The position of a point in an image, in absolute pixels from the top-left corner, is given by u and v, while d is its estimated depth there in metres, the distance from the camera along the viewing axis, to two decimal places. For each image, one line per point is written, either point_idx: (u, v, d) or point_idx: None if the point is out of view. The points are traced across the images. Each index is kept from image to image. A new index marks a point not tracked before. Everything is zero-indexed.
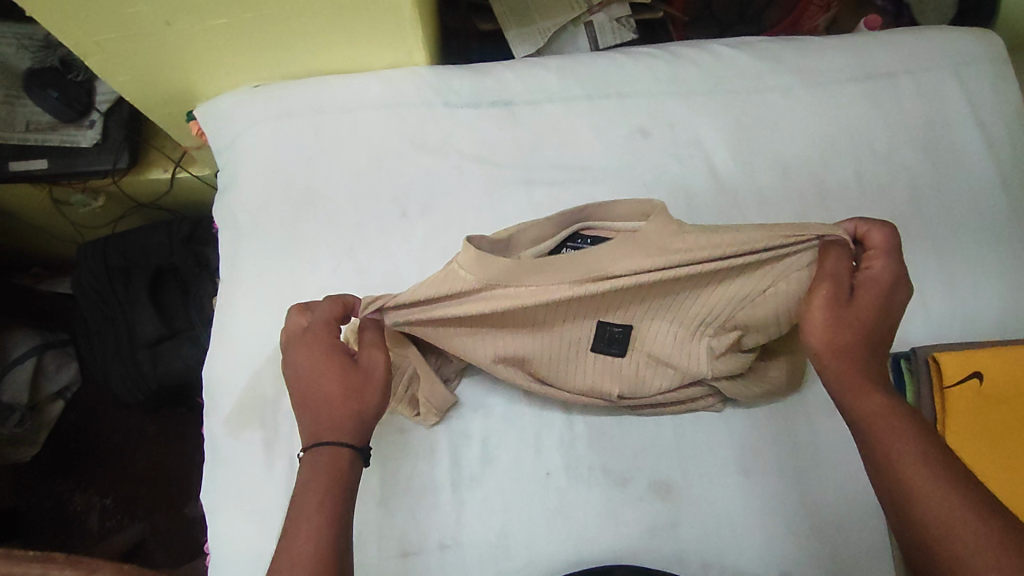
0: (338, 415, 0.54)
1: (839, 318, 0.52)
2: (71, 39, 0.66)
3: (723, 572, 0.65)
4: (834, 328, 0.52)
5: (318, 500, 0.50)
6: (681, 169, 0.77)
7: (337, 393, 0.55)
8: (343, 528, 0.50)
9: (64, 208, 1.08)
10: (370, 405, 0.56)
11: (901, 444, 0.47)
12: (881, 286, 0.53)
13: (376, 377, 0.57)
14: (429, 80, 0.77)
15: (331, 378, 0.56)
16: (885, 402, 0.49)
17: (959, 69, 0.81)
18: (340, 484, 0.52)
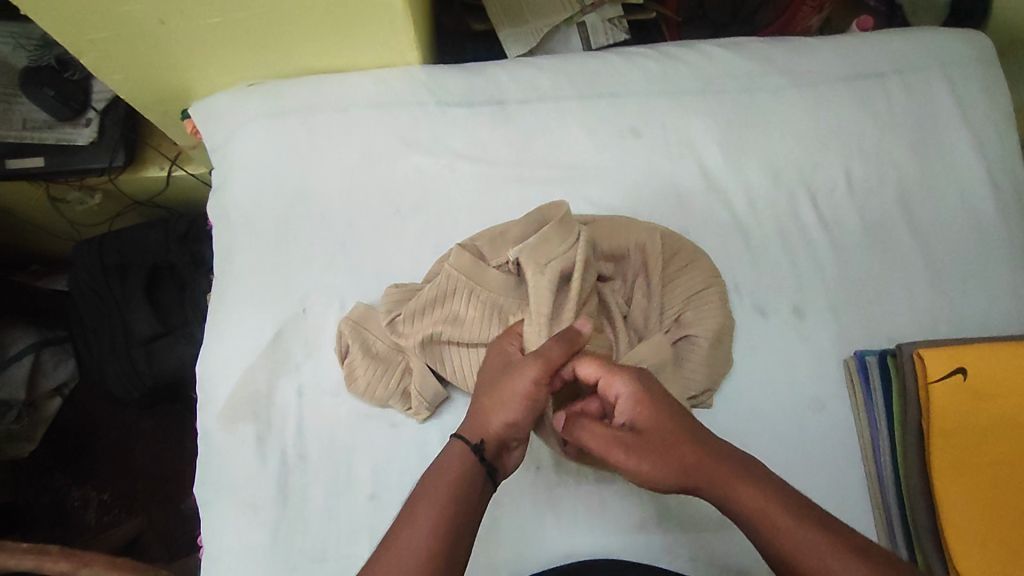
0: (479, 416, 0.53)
1: (652, 461, 0.49)
2: (66, 38, 0.67)
3: (709, 565, 0.65)
4: (659, 464, 0.49)
5: (444, 489, 0.48)
6: (672, 167, 0.77)
7: (486, 393, 0.54)
8: (451, 556, 0.45)
9: (61, 206, 1.09)
10: (501, 418, 0.52)
11: (811, 560, 0.43)
12: (638, 406, 0.51)
13: (519, 391, 0.52)
14: (422, 79, 0.78)
15: (497, 377, 0.55)
16: (757, 490, 0.46)
17: (948, 70, 0.81)
18: (466, 480, 0.48)
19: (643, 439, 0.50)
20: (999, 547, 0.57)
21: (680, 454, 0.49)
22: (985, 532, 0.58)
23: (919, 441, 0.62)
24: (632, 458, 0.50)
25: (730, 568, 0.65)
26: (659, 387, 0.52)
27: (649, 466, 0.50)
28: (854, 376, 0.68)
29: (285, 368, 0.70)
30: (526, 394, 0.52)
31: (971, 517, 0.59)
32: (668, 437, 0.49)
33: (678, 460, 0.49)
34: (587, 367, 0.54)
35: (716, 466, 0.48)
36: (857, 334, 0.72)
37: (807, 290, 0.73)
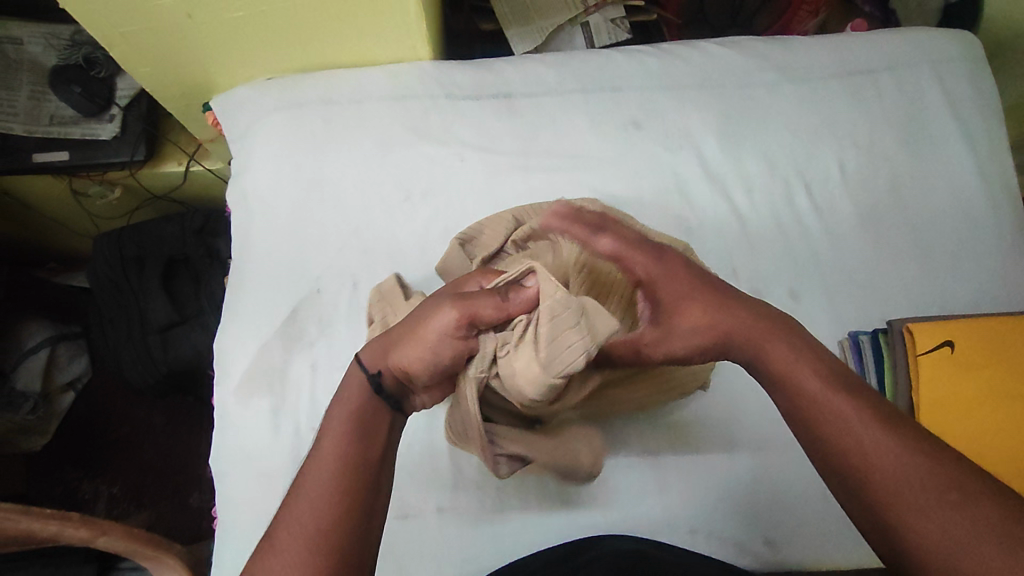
0: (388, 341, 0.51)
1: (671, 325, 0.54)
2: (99, 31, 0.71)
3: (709, 536, 0.68)
4: (684, 338, 0.53)
5: (343, 419, 0.48)
6: (672, 157, 0.81)
7: (404, 327, 0.50)
8: (367, 463, 0.46)
9: (81, 200, 1.12)
10: (403, 351, 0.49)
11: (821, 401, 0.47)
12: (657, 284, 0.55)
13: (426, 331, 0.48)
14: (433, 73, 0.82)
15: (418, 312, 0.51)
16: (791, 353, 0.50)
17: (937, 67, 0.85)
18: (365, 409, 0.49)
19: (670, 309, 0.54)
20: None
21: (707, 315, 0.53)
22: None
23: (909, 414, 0.65)
24: (658, 330, 0.54)
25: (727, 539, 0.68)
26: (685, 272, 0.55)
27: (666, 332, 0.54)
28: (849, 354, 0.70)
29: (299, 345, 0.73)
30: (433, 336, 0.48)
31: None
32: (691, 305, 0.53)
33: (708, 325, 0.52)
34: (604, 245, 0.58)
35: (748, 322, 0.52)
36: (849, 316, 0.74)
37: (802, 274, 0.76)
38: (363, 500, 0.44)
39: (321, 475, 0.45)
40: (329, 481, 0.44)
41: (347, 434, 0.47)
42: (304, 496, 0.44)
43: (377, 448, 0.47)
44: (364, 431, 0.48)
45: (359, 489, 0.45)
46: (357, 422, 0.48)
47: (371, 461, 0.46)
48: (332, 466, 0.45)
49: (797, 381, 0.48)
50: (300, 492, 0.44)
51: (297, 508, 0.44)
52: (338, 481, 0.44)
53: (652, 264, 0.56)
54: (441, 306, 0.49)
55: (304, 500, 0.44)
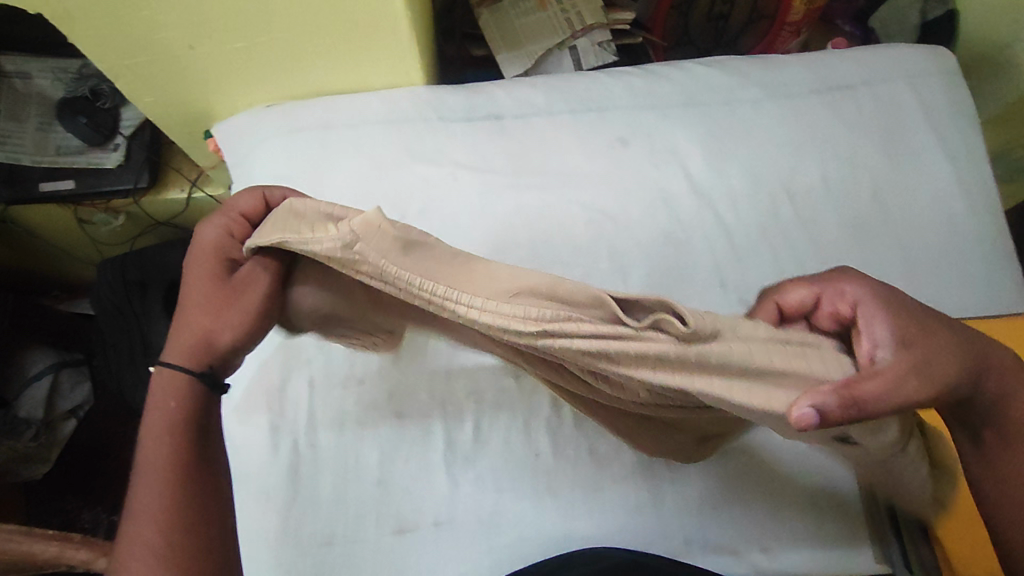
0: (200, 340, 0.54)
1: (932, 354, 0.48)
2: (104, 63, 0.74)
3: (705, 546, 0.68)
4: (942, 359, 0.49)
5: (161, 437, 0.51)
6: (659, 173, 0.83)
7: (189, 317, 0.55)
8: (193, 461, 0.51)
9: (86, 227, 1.15)
10: (226, 336, 0.54)
11: None
12: (889, 310, 0.49)
13: (236, 317, 0.54)
14: (425, 97, 0.85)
15: (201, 297, 0.55)
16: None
17: (914, 82, 0.88)
18: (179, 416, 0.52)
19: (909, 341, 0.48)
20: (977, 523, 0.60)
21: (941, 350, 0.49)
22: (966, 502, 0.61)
23: None
24: (916, 353, 0.47)
25: (724, 548, 0.68)
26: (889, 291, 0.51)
27: (921, 350, 0.48)
28: None
29: (297, 363, 0.73)
30: (251, 301, 0.54)
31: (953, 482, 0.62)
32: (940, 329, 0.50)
33: (955, 361, 0.50)
34: (796, 291, 0.53)
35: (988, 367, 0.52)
36: None
37: None
38: (196, 505, 0.50)
39: (150, 494, 0.49)
40: (159, 502, 0.49)
41: (171, 445, 0.51)
42: (141, 525, 0.49)
43: (206, 446, 0.53)
44: (192, 437, 0.52)
45: (196, 493, 0.50)
46: (184, 429, 0.52)
47: (199, 468, 0.51)
48: (161, 476, 0.50)
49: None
50: (137, 515, 0.49)
51: (139, 524, 0.49)
52: (165, 496, 0.49)
53: (867, 290, 0.50)
54: (238, 281, 0.54)
55: (140, 522, 0.49)
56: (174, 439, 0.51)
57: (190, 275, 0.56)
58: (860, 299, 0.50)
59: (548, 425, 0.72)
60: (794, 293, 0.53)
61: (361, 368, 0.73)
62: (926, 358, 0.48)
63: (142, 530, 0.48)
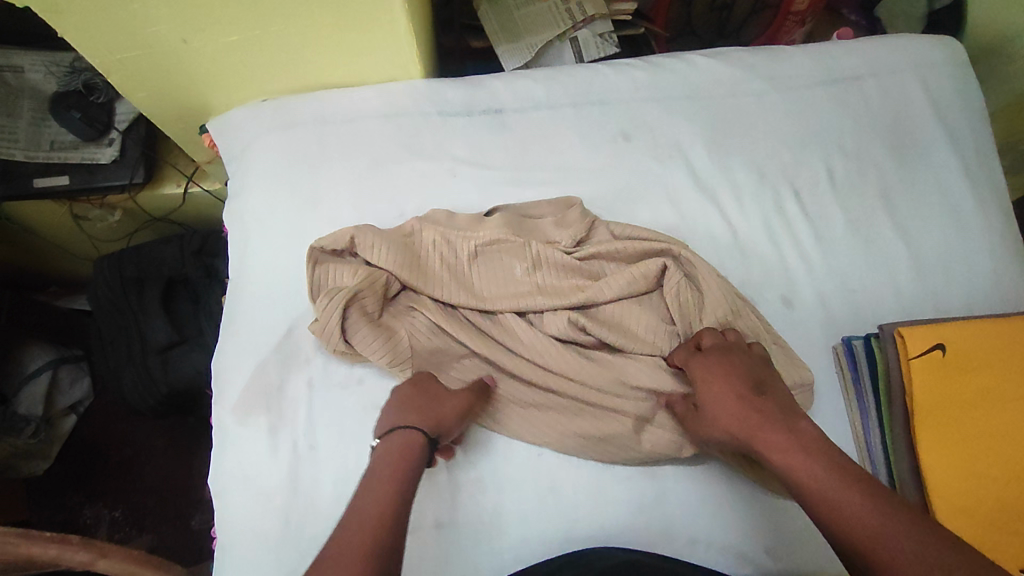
0: (432, 417, 0.63)
1: (716, 411, 0.62)
2: (95, 57, 0.73)
3: (709, 546, 0.67)
4: (721, 420, 0.62)
5: (391, 472, 0.57)
6: (662, 168, 0.81)
7: (423, 400, 0.65)
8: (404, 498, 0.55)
9: (82, 223, 1.14)
10: (453, 420, 0.64)
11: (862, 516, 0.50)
12: (711, 371, 0.65)
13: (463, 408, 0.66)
14: (424, 91, 0.83)
15: (433, 391, 0.66)
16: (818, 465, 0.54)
17: (922, 73, 0.86)
18: (410, 461, 0.59)
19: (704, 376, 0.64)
20: (972, 518, 0.62)
21: (727, 396, 0.62)
22: (962, 498, 0.63)
23: (906, 417, 0.67)
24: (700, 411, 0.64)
25: (727, 549, 0.67)
26: (733, 358, 0.65)
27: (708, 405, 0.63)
28: (843, 360, 0.73)
29: (296, 363, 0.73)
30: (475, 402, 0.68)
31: (948, 479, 0.63)
32: (728, 390, 0.63)
33: (741, 406, 0.61)
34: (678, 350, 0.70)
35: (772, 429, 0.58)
36: (844, 322, 0.75)
37: (794, 281, 0.77)
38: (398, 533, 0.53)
39: (372, 504, 0.54)
40: (375, 516, 0.53)
41: (398, 478, 0.57)
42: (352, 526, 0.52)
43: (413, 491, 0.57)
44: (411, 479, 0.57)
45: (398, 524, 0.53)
46: (398, 488, 0.56)
47: (400, 527, 0.53)
48: (370, 525, 0.52)
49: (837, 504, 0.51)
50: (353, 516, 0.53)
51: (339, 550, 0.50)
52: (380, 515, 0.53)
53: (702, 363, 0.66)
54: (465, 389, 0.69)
55: (351, 523, 0.52)
56: (402, 473, 0.57)
57: (420, 380, 0.67)
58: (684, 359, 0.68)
59: None
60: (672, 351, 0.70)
61: (360, 368, 0.73)
62: (714, 395, 0.63)
63: (351, 526, 0.52)
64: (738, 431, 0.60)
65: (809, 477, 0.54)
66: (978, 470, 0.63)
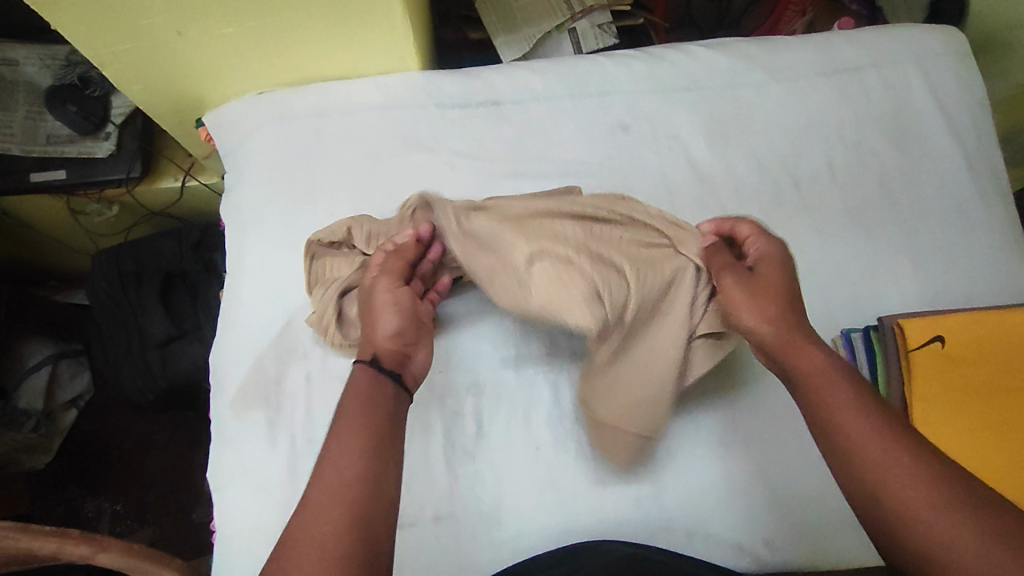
0: (368, 342, 0.59)
1: (757, 296, 0.58)
2: (90, 50, 0.72)
3: (706, 538, 0.68)
4: (755, 303, 0.58)
5: (358, 425, 0.51)
6: (661, 160, 0.81)
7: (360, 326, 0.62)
8: (382, 451, 0.50)
9: (80, 218, 1.13)
10: (384, 325, 0.60)
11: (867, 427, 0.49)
12: (766, 259, 0.61)
13: (386, 306, 0.62)
14: (421, 83, 0.82)
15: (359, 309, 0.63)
16: (820, 364, 0.53)
17: (923, 63, 0.85)
18: (373, 403, 0.53)
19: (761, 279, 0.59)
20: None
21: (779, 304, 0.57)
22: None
23: (903, 410, 0.67)
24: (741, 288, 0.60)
25: (725, 541, 0.67)
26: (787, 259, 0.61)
27: (749, 293, 0.59)
28: (843, 353, 0.70)
29: (293, 357, 0.73)
30: (393, 292, 0.63)
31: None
32: (774, 280, 0.59)
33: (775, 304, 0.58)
34: (746, 226, 0.64)
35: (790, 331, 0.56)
36: (843, 314, 0.75)
37: (794, 273, 0.76)
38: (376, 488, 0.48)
39: (345, 462, 0.48)
40: (354, 479, 0.47)
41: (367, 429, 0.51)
42: (329, 492, 0.47)
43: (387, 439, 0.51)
44: (381, 425, 0.52)
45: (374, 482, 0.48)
46: (381, 440, 0.51)
47: (381, 484, 0.48)
48: (348, 482, 0.47)
49: (834, 415, 0.50)
50: (328, 474, 0.48)
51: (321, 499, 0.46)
52: (358, 475, 0.48)
53: (765, 246, 0.62)
54: (377, 282, 0.64)
55: (330, 483, 0.47)
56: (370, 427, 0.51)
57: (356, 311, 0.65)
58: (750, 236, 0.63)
59: (547, 417, 0.71)
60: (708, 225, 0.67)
61: None
62: (757, 282, 0.59)
63: (330, 488, 0.47)
64: (770, 323, 0.57)
65: (831, 383, 0.52)
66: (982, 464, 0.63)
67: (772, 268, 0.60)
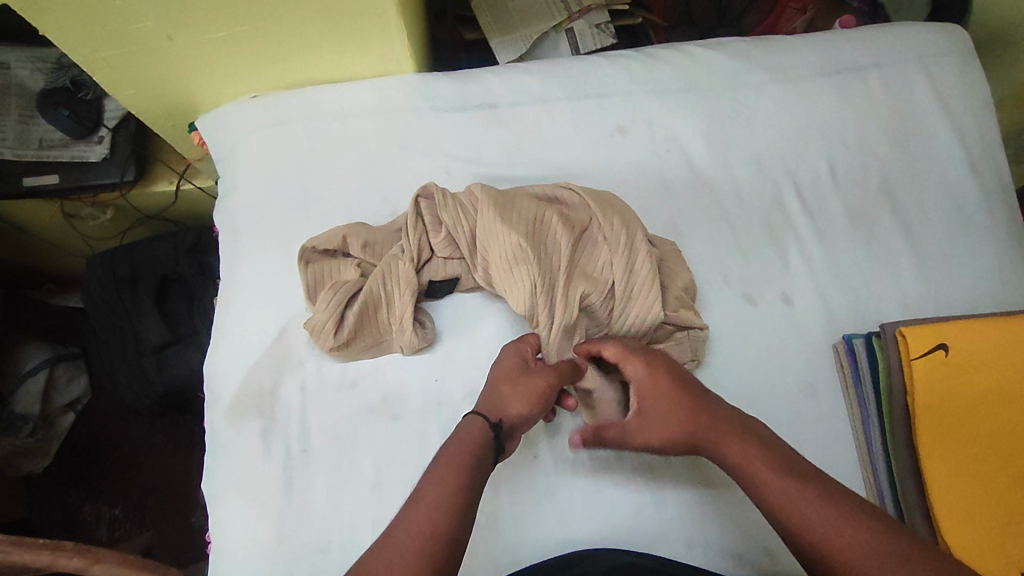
0: (495, 405, 0.59)
1: (648, 431, 0.61)
2: (80, 55, 0.71)
3: (707, 548, 0.67)
4: (651, 436, 0.61)
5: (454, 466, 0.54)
6: (660, 163, 0.80)
7: (497, 380, 0.61)
8: (467, 496, 0.52)
9: (74, 221, 1.12)
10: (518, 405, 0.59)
11: (792, 500, 0.52)
12: (647, 385, 0.61)
13: (536, 390, 0.60)
14: (416, 86, 0.81)
15: (506, 370, 0.61)
16: (742, 445, 0.57)
17: (926, 63, 0.84)
18: (474, 450, 0.56)
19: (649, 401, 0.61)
20: (977, 526, 0.62)
21: (675, 417, 0.60)
22: (963, 505, 0.62)
23: (906, 417, 0.66)
24: (637, 422, 0.62)
25: (724, 550, 0.67)
26: (667, 370, 0.62)
27: (644, 421, 0.61)
28: (844, 360, 0.71)
29: (288, 365, 0.72)
30: (553, 381, 0.60)
31: (949, 486, 0.63)
32: (665, 406, 0.60)
33: (669, 429, 0.60)
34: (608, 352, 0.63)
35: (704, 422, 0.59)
36: (844, 319, 0.74)
37: (795, 277, 0.75)
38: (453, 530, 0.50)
39: (437, 489, 0.52)
40: (442, 509, 0.51)
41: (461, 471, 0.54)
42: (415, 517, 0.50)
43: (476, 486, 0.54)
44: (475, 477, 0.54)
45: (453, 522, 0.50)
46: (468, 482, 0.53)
47: (459, 527, 0.51)
48: (427, 508, 0.51)
49: (762, 492, 0.54)
50: (418, 500, 0.52)
51: (397, 540, 0.49)
52: (440, 513, 0.50)
53: (641, 370, 0.62)
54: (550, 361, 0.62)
55: (417, 512, 0.51)
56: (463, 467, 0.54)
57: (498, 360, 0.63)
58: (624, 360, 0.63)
59: (545, 426, 0.70)
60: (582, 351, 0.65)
61: (353, 370, 0.72)
62: (647, 413, 0.61)
63: (415, 513, 0.51)
64: (679, 442, 0.60)
65: (753, 462, 0.55)
66: (980, 476, 0.63)
67: (664, 392, 0.61)
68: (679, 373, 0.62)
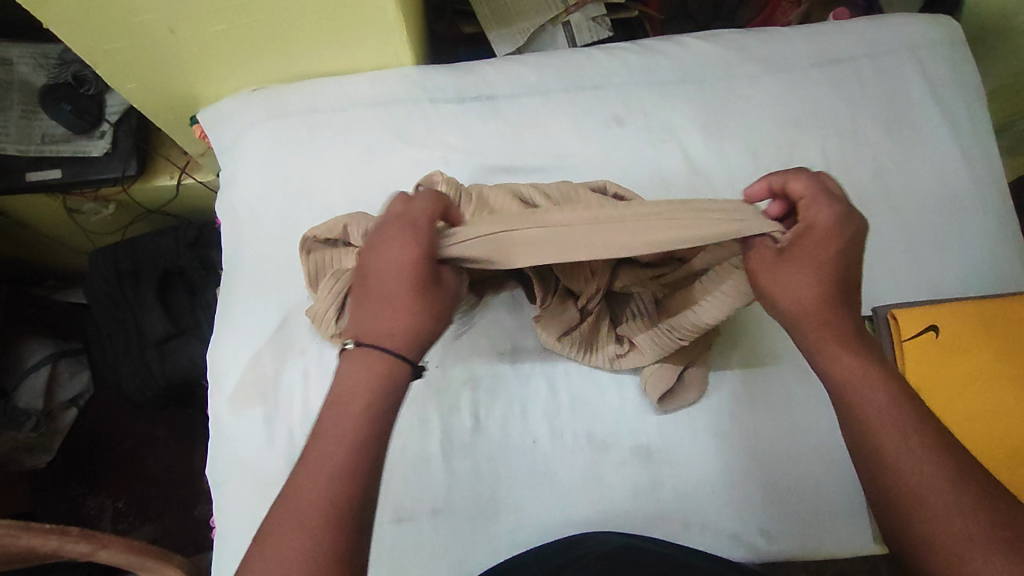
0: (407, 333, 0.52)
1: (791, 276, 0.53)
2: (84, 49, 0.72)
3: (702, 528, 0.68)
4: (795, 284, 0.53)
5: (361, 416, 0.49)
6: (656, 153, 0.81)
7: (390, 299, 0.52)
8: (377, 450, 0.48)
9: (76, 216, 1.13)
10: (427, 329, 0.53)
11: (888, 420, 0.49)
12: (823, 235, 0.53)
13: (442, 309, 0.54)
14: (415, 78, 0.82)
15: (400, 281, 0.53)
16: (856, 359, 0.51)
17: (917, 53, 0.85)
18: (383, 396, 0.50)
19: (808, 247, 0.53)
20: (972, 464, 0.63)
21: (816, 276, 0.52)
22: None
23: None
24: (777, 260, 0.54)
25: (721, 529, 0.68)
26: (853, 233, 0.52)
27: (790, 268, 0.53)
28: None
29: (290, 353, 0.73)
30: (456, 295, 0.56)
31: None
32: (824, 259, 0.52)
33: (818, 286, 0.52)
34: (796, 184, 0.55)
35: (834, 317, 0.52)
36: None
37: None
38: (359, 492, 0.46)
39: (342, 448, 0.47)
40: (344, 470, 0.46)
41: (372, 426, 0.48)
42: (315, 482, 0.46)
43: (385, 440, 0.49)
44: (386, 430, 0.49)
45: (360, 484, 0.46)
46: (373, 436, 0.48)
47: (365, 484, 0.46)
48: (337, 473, 0.46)
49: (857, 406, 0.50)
50: (321, 460, 0.46)
51: (300, 508, 0.45)
52: (347, 475, 0.46)
53: (831, 215, 0.53)
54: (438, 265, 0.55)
55: (323, 472, 0.46)
56: (375, 421, 0.49)
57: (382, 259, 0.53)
58: (808, 198, 0.54)
59: (544, 409, 0.71)
60: (755, 183, 0.59)
61: None
62: (809, 253, 0.53)
63: (318, 473, 0.46)
64: (806, 304, 0.53)
65: (861, 380, 0.51)
66: (965, 430, 0.64)
67: (836, 251, 0.52)
68: (862, 240, 0.53)
